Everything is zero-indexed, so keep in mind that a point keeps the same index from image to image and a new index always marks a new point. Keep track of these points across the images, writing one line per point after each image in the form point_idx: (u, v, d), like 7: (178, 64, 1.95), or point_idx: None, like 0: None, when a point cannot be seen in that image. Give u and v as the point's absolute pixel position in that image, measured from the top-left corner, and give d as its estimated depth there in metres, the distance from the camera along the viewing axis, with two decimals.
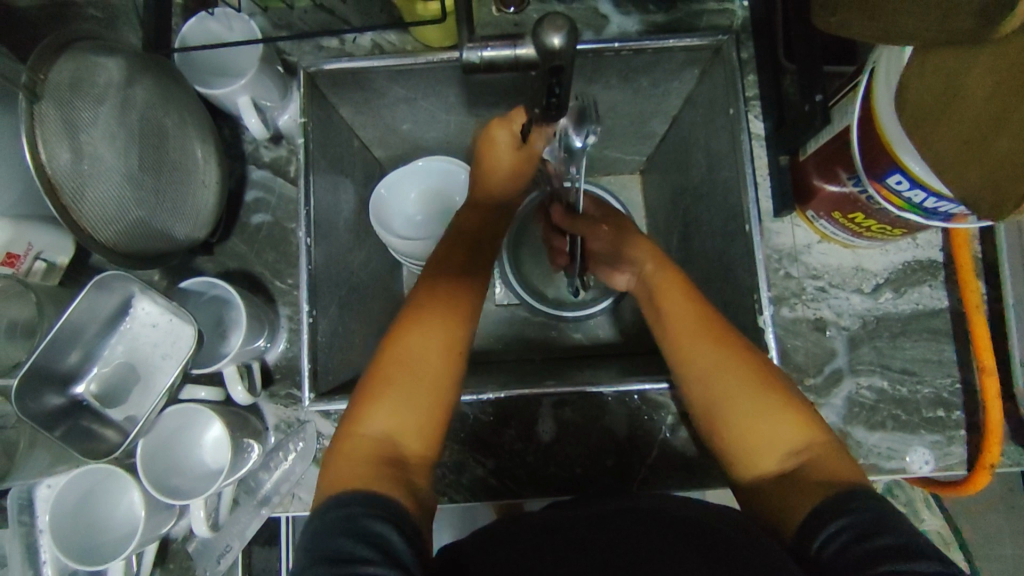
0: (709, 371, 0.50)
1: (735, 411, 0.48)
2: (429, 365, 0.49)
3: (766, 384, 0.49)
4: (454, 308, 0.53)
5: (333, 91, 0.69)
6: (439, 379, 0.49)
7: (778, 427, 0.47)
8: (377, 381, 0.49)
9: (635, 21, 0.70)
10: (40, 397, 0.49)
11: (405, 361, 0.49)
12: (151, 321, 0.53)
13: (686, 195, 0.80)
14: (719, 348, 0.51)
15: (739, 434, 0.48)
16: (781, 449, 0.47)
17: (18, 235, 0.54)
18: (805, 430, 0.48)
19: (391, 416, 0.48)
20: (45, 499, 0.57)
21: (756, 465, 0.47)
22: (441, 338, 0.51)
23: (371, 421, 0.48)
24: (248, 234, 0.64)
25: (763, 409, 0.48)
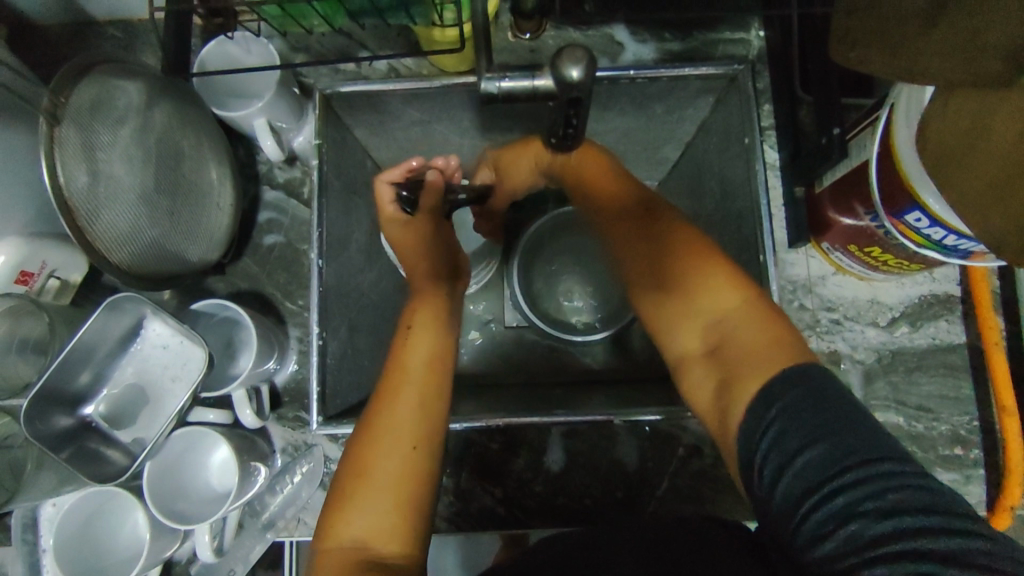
0: (644, 254, 0.54)
1: (671, 285, 0.51)
2: (395, 455, 0.47)
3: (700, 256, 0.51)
4: (419, 395, 0.50)
5: (349, 113, 0.70)
6: (407, 466, 0.47)
7: (708, 298, 0.49)
8: (350, 480, 0.46)
9: (651, 48, 0.70)
10: (48, 418, 0.49)
11: (369, 462, 0.47)
12: (162, 342, 0.53)
13: (698, 222, 0.80)
14: (650, 236, 0.54)
15: (672, 309, 0.51)
16: (709, 319, 0.49)
17: (32, 253, 0.55)
18: (740, 298, 0.48)
19: (364, 521, 0.45)
20: (49, 519, 0.57)
21: (682, 342, 0.50)
22: (407, 434, 0.48)
23: (342, 533, 0.44)
24: (260, 254, 0.64)
25: (695, 280, 0.50)
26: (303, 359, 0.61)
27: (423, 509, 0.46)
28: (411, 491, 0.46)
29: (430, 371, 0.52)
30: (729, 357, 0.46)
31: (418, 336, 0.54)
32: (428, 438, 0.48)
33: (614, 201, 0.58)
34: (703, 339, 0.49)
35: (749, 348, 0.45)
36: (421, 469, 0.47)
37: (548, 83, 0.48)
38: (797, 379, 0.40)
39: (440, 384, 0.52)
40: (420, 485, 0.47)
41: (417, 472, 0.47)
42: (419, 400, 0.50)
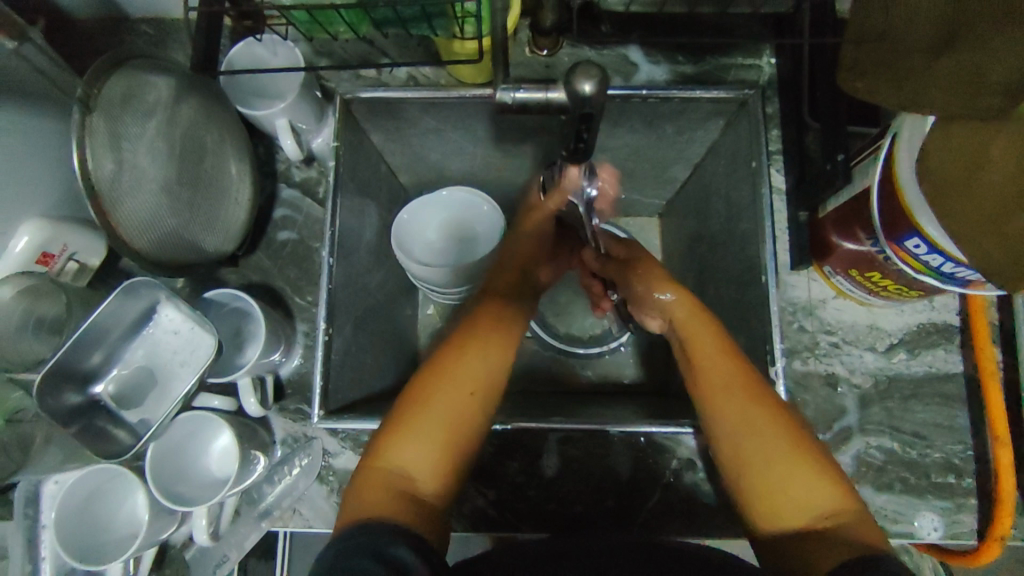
0: (736, 426, 0.50)
1: (768, 461, 0.48)
2: (456, 396, 0.50)
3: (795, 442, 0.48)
4: (484, 353, 0.53)
5: (367, 118, 0.72)
6: (463, 410, 0.50)
7: (809, 484, 0.47)
8: (410, 407, 0.50)
9: (664, 70, 0.72)
10: (59, 394, 0.50)
11: (432, 394, 0.50)
12: (173, 329, 0.54)
13: (703, 241, 0.81)
14: (752, 405, 0.50)
15: (766, 486, 0.47)
16: (809, 505, 0.46)
17: (54, 236, 0.56)
18: (832, 491, 0.47)
19: (415, 449, 0.48)
20: (50, 496, 0.57)
21: (782, 517, 0.47)
22: (467, 384, 0.51)
23: (393, 456, 0.48)
24: (273, 249, 0.66)
25: (786, 468, 0.47)
26: (308, 353, 0.63)
27: (467, 455, 0.50)
28: (462, 434, 0.50)
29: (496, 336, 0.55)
30: (835, 544, 0.44)
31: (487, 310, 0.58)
32: (485, 392, 0.52)
33: (704, 354, 0.54)
34: (805, 519, 0.46)
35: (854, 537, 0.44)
36: (475, 418, 0.50)
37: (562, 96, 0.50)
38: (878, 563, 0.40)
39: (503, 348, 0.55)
40: (470, 434, 0.50)
41: (472, 420, 0.50)
42: (484, 362, 0.53)
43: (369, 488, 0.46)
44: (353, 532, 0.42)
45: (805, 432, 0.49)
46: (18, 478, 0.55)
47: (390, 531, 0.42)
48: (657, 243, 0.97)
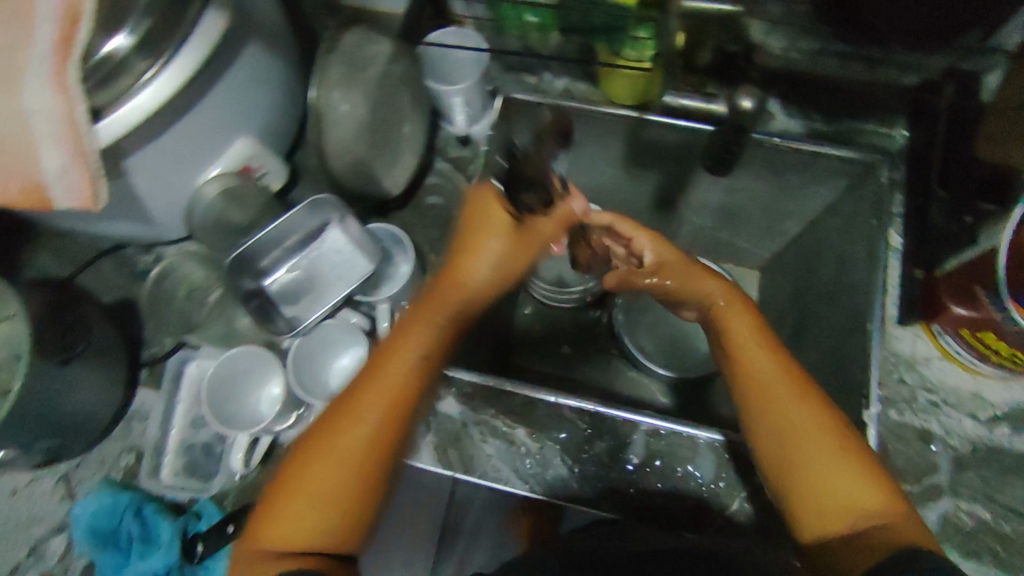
0: (786, 427, 0.54)
1: (807, 472, 0.52)
2: (350, 455, 0.49)
3: (839, 435, 0.53)
4: (377, 419, 0.50)
5: (520, 119, 0.81)
6: (353, 474, 0.49)
7: (852, 490, 0.51)
8: (298, 466, 0.49)
9: (799, 124, 0.77)
10: (238, 279, 0.59)
11: (320, 455, 0.49)
12: (336, 248, 0.61)
13: (809, 294, 0.84)
14: (798, 398, 0.55)
15: (808, 487, 0.52)
16: (853, 507, 0.51)
17: (259, 154, 0.65)
18: (880, 486, 0.52)
19: (304, 519, 0.48)
20: (195, 375, 0.66)
21: (818, 513, 0.52)
22: (352, 452, 0.49)
23: (277, 526, 0.48)
24: (421, 210, 0.74)
25: (835, 458, 0.52)
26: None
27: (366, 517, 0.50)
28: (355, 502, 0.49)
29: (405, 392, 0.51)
30: (874, 546, 0.48)
31: (404, 355, 0.52)
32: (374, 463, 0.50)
33: (749, 350, 0.58)
34: (845, 524, 0.51)
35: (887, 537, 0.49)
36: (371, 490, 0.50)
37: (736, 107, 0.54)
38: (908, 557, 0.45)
39: (396, 420, 0.51)
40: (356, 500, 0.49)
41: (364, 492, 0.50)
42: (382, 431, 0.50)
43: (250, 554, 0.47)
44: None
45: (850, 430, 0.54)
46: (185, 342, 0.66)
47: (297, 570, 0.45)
48: (754, 295, 1.00)
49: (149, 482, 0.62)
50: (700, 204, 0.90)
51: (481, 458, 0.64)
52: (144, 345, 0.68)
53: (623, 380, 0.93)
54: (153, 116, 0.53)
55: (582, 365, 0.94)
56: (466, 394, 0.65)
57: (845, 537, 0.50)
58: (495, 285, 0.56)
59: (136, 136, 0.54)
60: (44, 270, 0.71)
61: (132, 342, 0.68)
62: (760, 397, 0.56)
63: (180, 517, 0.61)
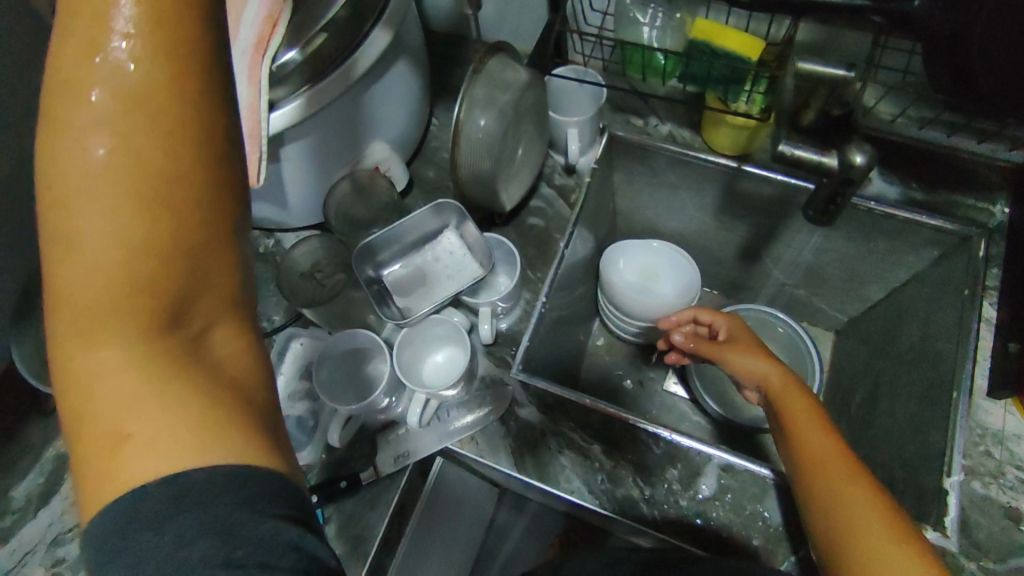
0: (836, 506, 0.52)
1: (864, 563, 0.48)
2: (176, 200, 0.29)
3: (893, 523, 0.49)
4: (167, 132, 0.28)
5: (621, 157, 0.85)
6: (188, 230, 0.29)
7: None
8: (96, 246, 0.28)
9: (897, 191, 0.79)
10: (361, 266, 0.64)
11: (125, 213, 0.28)
12: (450, 250, 0.66)
13: (886, 358, 0.84)
14: (851, 478, 0.52)
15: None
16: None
17: (388, 158, 0.72)
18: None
19: (127, 318, 0.30)
20: (295, 352, 0.71)
21: None
22: (137, 247, 0.29)
23: (103, 345, 0.30)
24: (522, 229, 0.79)
25: (885, 550, 0.48)
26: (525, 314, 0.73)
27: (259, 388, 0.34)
28: (215, 330, 0.33)
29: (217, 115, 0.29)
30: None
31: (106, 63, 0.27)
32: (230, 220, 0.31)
33: (799, 429, 0.58)
34: None
35: None
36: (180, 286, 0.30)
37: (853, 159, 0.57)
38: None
39: (222, 185, 0.30)
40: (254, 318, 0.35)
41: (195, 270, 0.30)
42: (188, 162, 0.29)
43: (87, 435, 0.30)
44: (141, 518, 0.29)
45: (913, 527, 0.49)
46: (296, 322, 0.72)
47: (275, 520, 0.30)
48: (826, 355, 1.00)
49: None
50: (784, 258, 0.92)
51: (555, 469, 0.66)
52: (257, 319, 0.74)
53: (685, 420, 0.93)
54: (316, 113, 0.59)
55: (645, 400, 0.95)
56: (548, 404, 0.67)
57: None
58: None
59: (296, 131, 0.60)
60: None
61: None
62: (816, 477, 0.54)
63: None
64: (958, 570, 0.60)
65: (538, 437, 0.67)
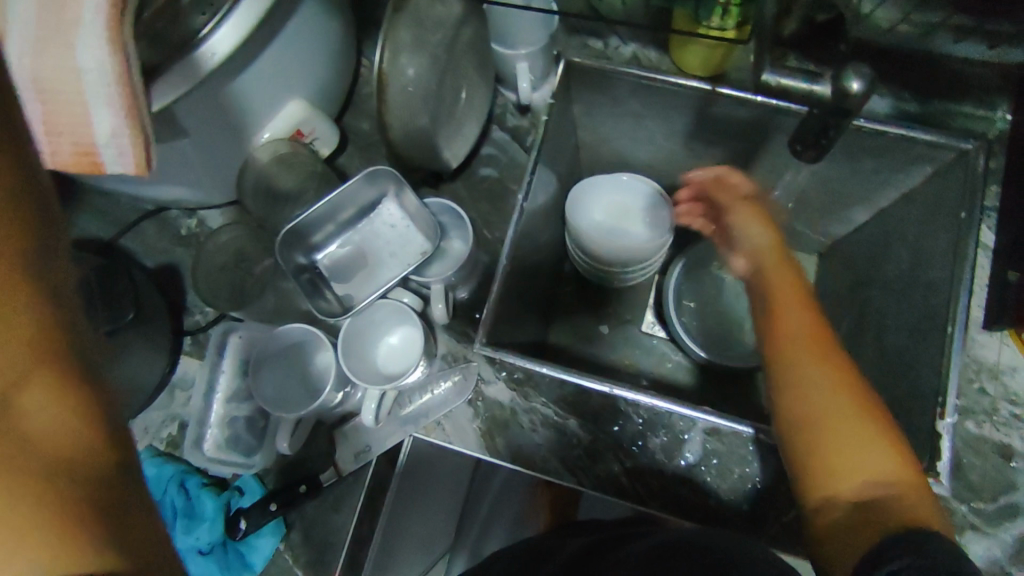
0: (796, 383, 0.48)
1: (822, 435, 0.46)
2: None
3: (860, 404, 0.47)
4: None
5: (579, 86, 0.75)
6: None
7: (866, 459, 0.45)
8: None
9: (888, 104, 0.71)
10: (291, 252, 0.56)
11: None
12: (391, 223, 0.58)
13: (871, 287, 0.79)
14: (820, 360, 0.49)
15: (813, 452, 0.46)
16: (868, 475, 0.44)
17: (308, 119, 0.62)
18: (892, 448, 0.45)
19: None
20: (235, 349, 0.63)
21: (823, 489, 0.45)
22: None
23: None
24: (472, 182, 0.70)
25: (855, 437, 0.46)
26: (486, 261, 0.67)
27: (101, 476, 0.25)
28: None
29: None
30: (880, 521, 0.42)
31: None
32: None
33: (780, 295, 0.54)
34: (855, 499, 0.44)
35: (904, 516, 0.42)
36: None
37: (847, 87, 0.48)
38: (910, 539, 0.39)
39: None
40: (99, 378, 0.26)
41: None
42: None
43: None
44: None
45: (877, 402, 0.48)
46: (228, 321, 0.63)
47: None
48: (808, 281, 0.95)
49: (192, 455, 0.61)
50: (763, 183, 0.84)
51: (529, 448, 0.61)
52: (187, 312, 0.67)
53: (664, 363, 0.89)
54: (212, 75, 0.50)
55: (621, 346, 0.90)
56: (516, 379, 0.63)
57: (853, 508, 0.44)
58: None
59: (190, 101, 0.50)
60: (85, 231, 0.69)
61: (174, 308, 0.67)
62: (783, 355, 0.50)
63: (225, 492, 0.61)
64: (950, 515, 0.58)
65: (508, 416, 0.62)
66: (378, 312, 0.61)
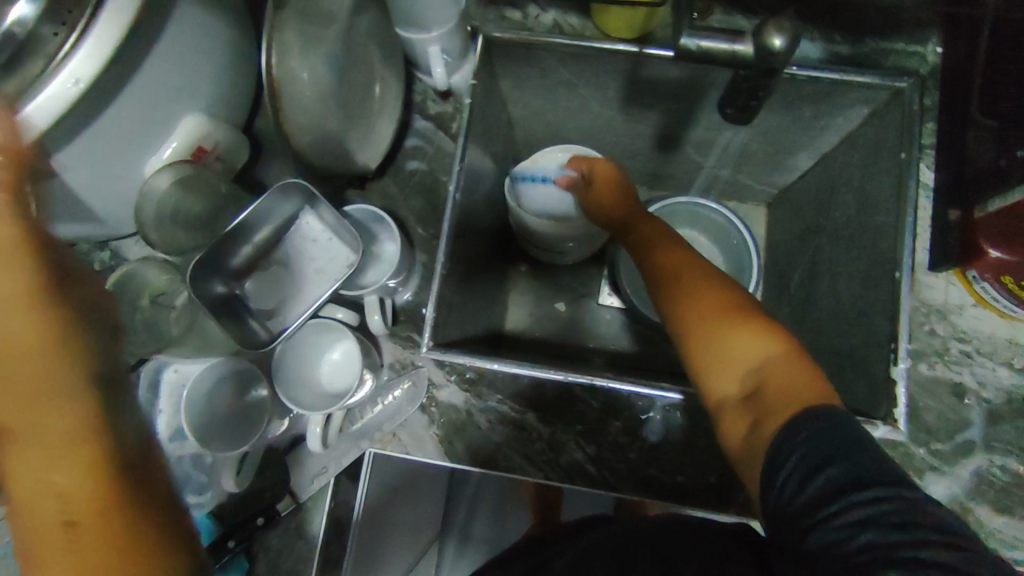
0: (678, 303, 0.47)
1: (708, 349, 0.45)
2: (47, 429, 0.35)
3: (730, 303, 0.46)
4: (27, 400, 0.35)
5: (503, 61, 0.71)
6: (43, 416, 0.36)
7: (744, 350, 0.43)
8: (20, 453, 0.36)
9: (819, 47, 0.68)
10: (207, 283, 0.52)
11: (12, 470, 0.35)
12: (313, 237, 0.56)
13: (821, 235, 0.78)
14: (690, 276, 0.49)
15: (703, 359, 0.45)
16: (755, 373, 0.42)
17: (210, 132, 0.58)
18: (766, 332, 0.43)
19: (45, 494, 0.35)
20: (170, 384, 0.62)
21: (719, 392, 0.44)
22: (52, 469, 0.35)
23: (31, 496, 0.35)
24: (401, 176, 0.67)
25: (731, 333, 0.44)
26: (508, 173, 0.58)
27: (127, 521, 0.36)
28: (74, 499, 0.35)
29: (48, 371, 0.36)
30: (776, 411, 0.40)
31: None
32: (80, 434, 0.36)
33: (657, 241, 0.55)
34: (745, 391, 0.42)
35: (787, 399, 0.40)
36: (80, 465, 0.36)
37: (771, 44, 0.46)
38: (799, 431, 0.37)
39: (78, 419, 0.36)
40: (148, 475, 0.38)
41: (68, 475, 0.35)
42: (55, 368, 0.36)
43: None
44: None
45: (744, 297, 0.46)
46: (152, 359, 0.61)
47: None
48: (761, 234, 0.94)
49: None
50: (704, 140, 0.82)
51: (490, 449, 0.59)
52: None
53: (624, 334, 0.87)
54: (81, 102, 0.45)
55: (582, 322, 0.88)
56: (469, 379, 0.61)
57: (742, 401, 0.42)
58: None
59: (58, 133, 0.46)
60: None
61: None
62: (670, 278, 0.50)
63: None
64: (909, 460, 0.59)
65: (465, 418, 0.60)
66: (307, 335, 0.61)
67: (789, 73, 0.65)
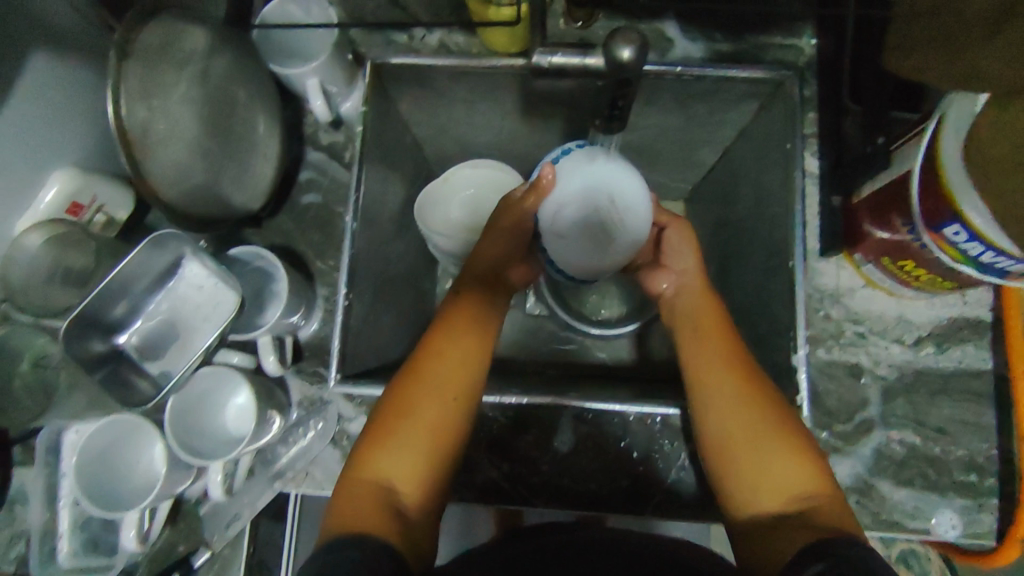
0: (727, 412, 0.51)
1: (752, 451, 0.49)
2: (431, 413, 0.52)
3: (785, 427, 0.49)
4: (457, 390, 0.53)
5: (395, 86, 0.70)
6: (439, 426, 0.51)
7: (790, 473, 0.48)
8: (390, 418, 0.51)
9: (701, 47, 0.69)
10: (85, 341, 0.54)
11: (403, 408, 0.52)
12: (196, 284, 0.58)
13: (729, 227, 0.80)
14: (738, 383, 0.52)
15: (739, 469, 0.49)
16: (789, 490, 0.48)
17: (85, 185, 0.57)
18: (811, 463, 0.48)
19: (394, 459, 0.50)
20: (71, 444, 0.61)
21: (754, 504, 0.48)
22: (440, 437, 0.51)
23: (376, 467, 0.50)
24: (296, 212, 0.66)
25: (780, 454, 0.48)
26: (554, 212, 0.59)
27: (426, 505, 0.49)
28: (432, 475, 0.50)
29: (469, 371, 0.55)
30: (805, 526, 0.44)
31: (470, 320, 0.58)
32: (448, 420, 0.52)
33: (701, 327, 0.56)
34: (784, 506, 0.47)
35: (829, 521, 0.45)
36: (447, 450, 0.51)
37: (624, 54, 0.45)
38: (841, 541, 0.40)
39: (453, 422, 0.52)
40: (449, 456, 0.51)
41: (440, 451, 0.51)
42: (451, 401, 0.52)
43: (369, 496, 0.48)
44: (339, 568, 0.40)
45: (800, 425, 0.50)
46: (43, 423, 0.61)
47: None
48: None
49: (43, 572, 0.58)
50: None
51: None
52: None
53: None
54: None
55: None
56: None
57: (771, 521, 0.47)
58: (489, 316, 0.59)
59: None
60: None
61: None
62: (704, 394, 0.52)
63: None
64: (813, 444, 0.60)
65: None
66: (198, 383, 0.60)
67: (675, 73, 0.66)
